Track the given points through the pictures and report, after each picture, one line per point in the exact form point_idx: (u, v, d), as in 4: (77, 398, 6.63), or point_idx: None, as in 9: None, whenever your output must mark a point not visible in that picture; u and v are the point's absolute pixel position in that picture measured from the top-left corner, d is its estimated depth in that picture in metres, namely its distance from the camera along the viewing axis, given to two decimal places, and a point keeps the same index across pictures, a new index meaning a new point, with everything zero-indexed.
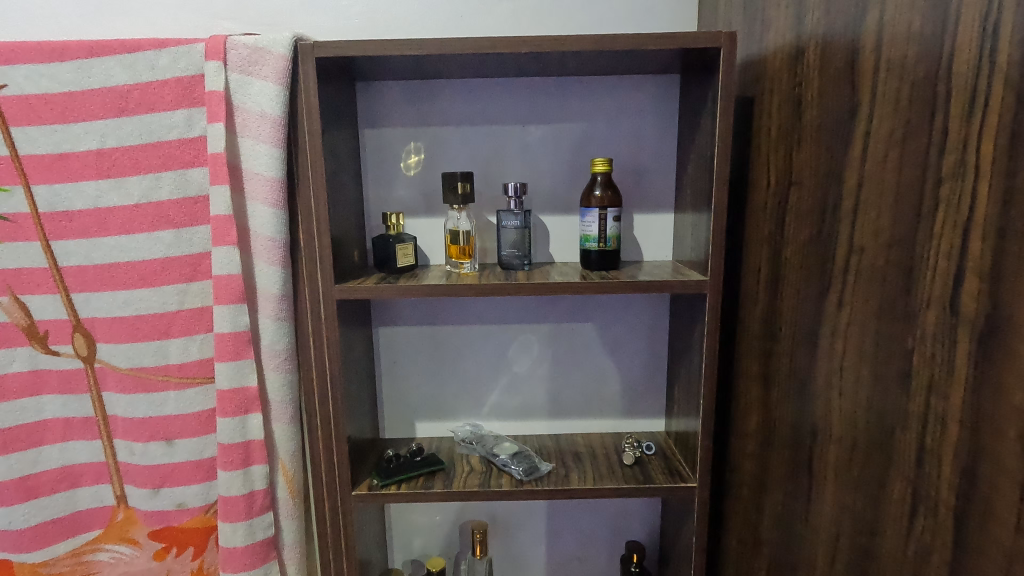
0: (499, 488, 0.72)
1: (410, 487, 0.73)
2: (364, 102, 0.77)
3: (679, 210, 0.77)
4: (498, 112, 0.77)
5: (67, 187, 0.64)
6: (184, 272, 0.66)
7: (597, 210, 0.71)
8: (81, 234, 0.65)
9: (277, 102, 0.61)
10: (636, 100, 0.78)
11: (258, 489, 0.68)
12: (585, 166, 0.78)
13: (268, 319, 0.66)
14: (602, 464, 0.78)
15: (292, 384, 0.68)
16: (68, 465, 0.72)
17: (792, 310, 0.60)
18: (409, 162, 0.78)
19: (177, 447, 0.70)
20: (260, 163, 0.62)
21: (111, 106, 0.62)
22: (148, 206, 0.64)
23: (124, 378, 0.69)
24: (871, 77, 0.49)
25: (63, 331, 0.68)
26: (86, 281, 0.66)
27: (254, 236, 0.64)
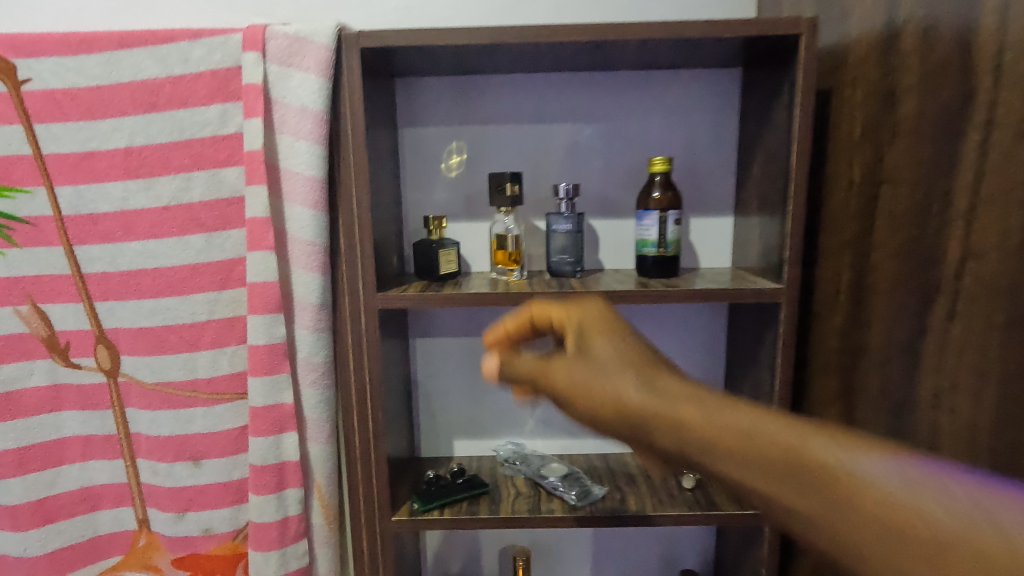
0: (551, 515, 0.66)
1: (454, 512, 0.67)
2: (403, 99, 0.72)
3: (741, 214, 0.72)
4: (546, 110, 0.72)
5: (92, 188, 0.60)
6: (215, 279, 0.61)
7: (657, 213, 0.65)
8: (107, 239, 0.61)
9: (319, 96, 0.56)
10: (694, 97, 0.72)
11: (292, 514, 0.63)
12: (638, 167, 0.73)
13: (305, 331, 0.61)
14: (660, 488, 0.71)
15: (329, 400, 0.63)
16: (88, 486, 0.67)
17: (886, 322, 0.54)
18: (450, 162, 0.73)
19: (204, 468, 0.65)
20: (299, 161, 0.58)
21: (140, 101, 0.58)
22: (178, 209, 0.60)
23: (149, 394, 0.64)
24: (990, 62, 0.43)
25: (85, 343, 0.64)
26: (111, 290, 0.62)
27: (292, 240, 0.59)
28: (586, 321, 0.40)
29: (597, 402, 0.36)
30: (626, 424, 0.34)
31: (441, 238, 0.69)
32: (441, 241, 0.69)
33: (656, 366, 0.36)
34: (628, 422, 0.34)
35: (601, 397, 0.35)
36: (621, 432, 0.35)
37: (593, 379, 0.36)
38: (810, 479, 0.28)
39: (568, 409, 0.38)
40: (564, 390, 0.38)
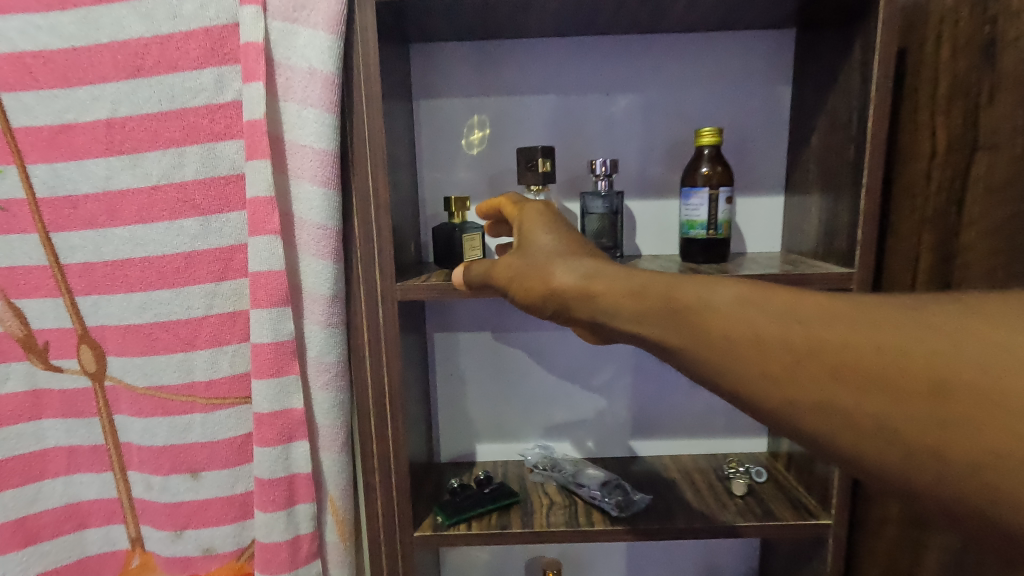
0: (591, 527, 0.59)
1: (483, 527, 0.60)
2: (419, 67, 0.65)
3: (795, 192, 0.65)
4: (579, 79, 0.65)
5: (70, 166, 0.53)
6: (213, 269, 0.54)
7: (706, 190, 0.58)
8: (89, 225, 0.54)
9: (330, 56, 0.49)
10: (741, 61, 0.65)
11: (303, 533, 0.56)
12: (680, 141, 0.66)
13: (316, 326, 0.54)
14: (707, 495, 0.65)
15: (344, 404, 0.56)
16: (75, 502, 0.61)
17: None
18: (471, 138, 0.66)
19: (203, 481, 0.58)
20: (307, 133, 0.51)
21: (123, 65, 0.50)
22: (169, 189, 0.53)
23: (141, 399, 0.57)
24: None
25: (67, 342, 0.57)
26: (95, 283, 0.55)
27: (300, 224, 0.52)
28: (527, 220, 0.46)
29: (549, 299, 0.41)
30: (590, 308, 0.39)
31: (464, 221, 0.61)
32: (464, 225, 0.61)
33: (592, 254, 0.41)
34: (580, 305, 0.40)
35: (541, 288, 0.41)
36: (567, 316, 0.41)
37: (544, 271, 0.42)
38: (682, 316, 0.35)
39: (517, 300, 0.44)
40: (510, 282, 0.44)
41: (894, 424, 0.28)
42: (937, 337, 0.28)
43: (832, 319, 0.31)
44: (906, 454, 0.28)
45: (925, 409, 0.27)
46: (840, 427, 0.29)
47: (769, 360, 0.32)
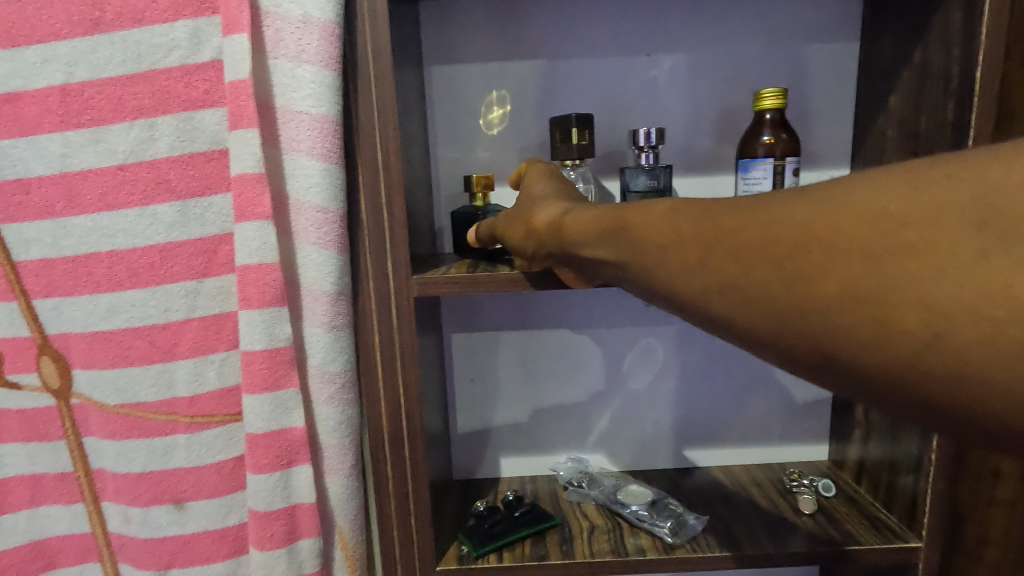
0: (643, 557, 0.50)
1: (516, 558, 0.51)
2: (430, 28, 0.56)
3: (867, 164, 0.56)
4: (614, 37, 0.57)
5: (20, 144, 0.44)
6: (194, 264, 0.46)
7: (771, 161, 0.50)
8: (44, 214, 0.45)
9: (330, 2, 0.41)
10: (801, 14, 0.56)
11: (307, 572, 0.48)
12: (731, 108, 0.57)
13: (318, 329, 0.45)
14: (771, 514, 0.56)
15: (352, 420, 0.48)
16: (41, 538, 0.52)
17: None
18: (491, 117, 0.58)
19: (189, 513, 0.50)
20: (303, 96, 0.42)
21: (79, 18, 0.42)
22: (138, 169, 0.44)
23: (113, 419, 0.48)
24: None
25: (26, 354, 0.48)
26: (55, 283, 0.46)
27: (297, 206, 0.44)
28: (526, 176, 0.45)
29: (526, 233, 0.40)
30: (553, 236, 0.38)
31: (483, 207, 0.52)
32: (486, 209, 0.53)
33: (571, 196, 0.40)
34: (549, 232, 0.38)
35: (520, 229, 0.41)
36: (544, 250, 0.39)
37: (526, 205, 0.41)
38: (612, 231, 0.33)
39: (511, 242, 0.42)
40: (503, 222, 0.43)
41: (802, 297, 0.25)
42: (827, 198, 0.25)
43: (738, 207, 0.28)
44: (800, 322, 0.25)
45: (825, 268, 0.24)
46: (756, 313, 0.26)
47: (666, 256, 0.30)
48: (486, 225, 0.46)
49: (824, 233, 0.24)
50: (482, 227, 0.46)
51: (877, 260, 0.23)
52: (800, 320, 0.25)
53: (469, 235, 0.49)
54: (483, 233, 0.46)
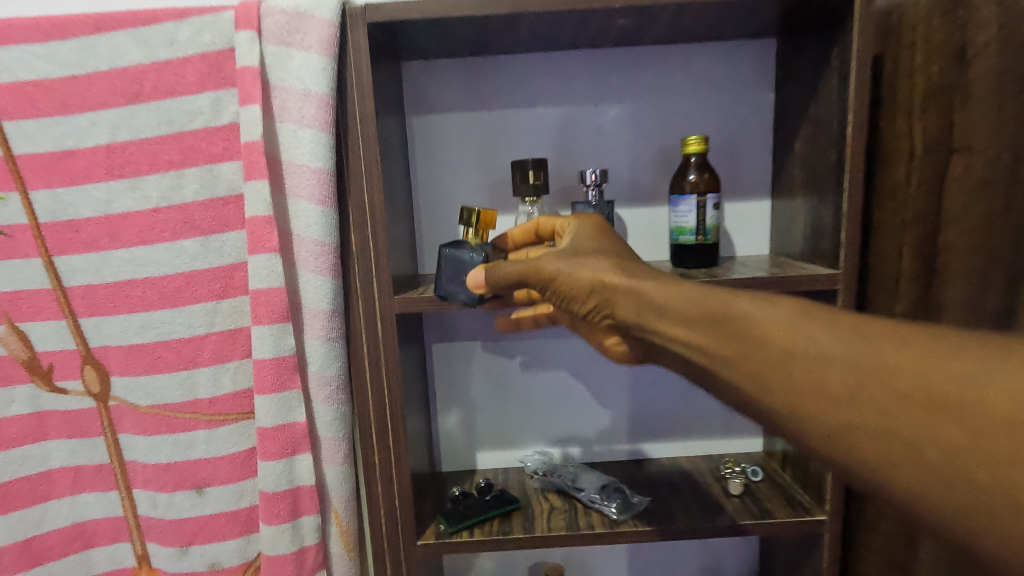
0: (592, 531, 0.59)
1: (485, 533, 0.61)
2: (411, 84, 0.66)
3: (782, 195, 0.66)
4: (567, 91, 0.67)
5: (71, 191, 0.54)
6: (214, 288, 0.55)
7: (694, 197, 0.60)
8: (90, 248, 0.55)
9: (325, 78, 0.51)
10: (725, 70, 0.67)
11: (308, 545, 0.57)
12: (667, 150, 0.68)
13: (316, 341, 0.55)
14: (705, 496, 0.66)
15: (346, 416, 0.57)
16: (80, 521, 0.61)
17: (963, 303, 0.49)
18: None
19: (208, 497, 0.59)
20: (304, 152, 0.52)
21: (122, 91, 0.52)
22: (168, 211, 0.54)
23: (144, 418, 0.58)
24: None
25: (71, 364, 0.57)
26: (97, 304, 0.56)
27: (299, 241, 0.53)
28: (579, 230, 0.50)
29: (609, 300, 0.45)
30: (637, 305, 0.43)
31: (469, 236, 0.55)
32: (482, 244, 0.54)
33: (637, 260, 0.46)
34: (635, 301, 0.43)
35: (586, 280, 0.45)
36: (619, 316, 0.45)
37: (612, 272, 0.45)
38: (727, 328, 0.39)
39: (579, 299, 0.47)
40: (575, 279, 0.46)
41: (903, 438, 0.31)
42: (950, 366, 0.30)
43: (870, 338, 0.34)
44: (887, 451, 0.31)
45: (932, 425, 0.30)
46: (862, 439, 0.32)
47: (780, 363, 0.36)
48: (517, 266, 0.48)
49: (929, 390, 0.30)
50: (510, 265, 0.48)
51: (967, 429, 0.29)
52: (896, 457, 0.31)
53: (480, 275, 0.50)
54: (514, 269, 0.48)
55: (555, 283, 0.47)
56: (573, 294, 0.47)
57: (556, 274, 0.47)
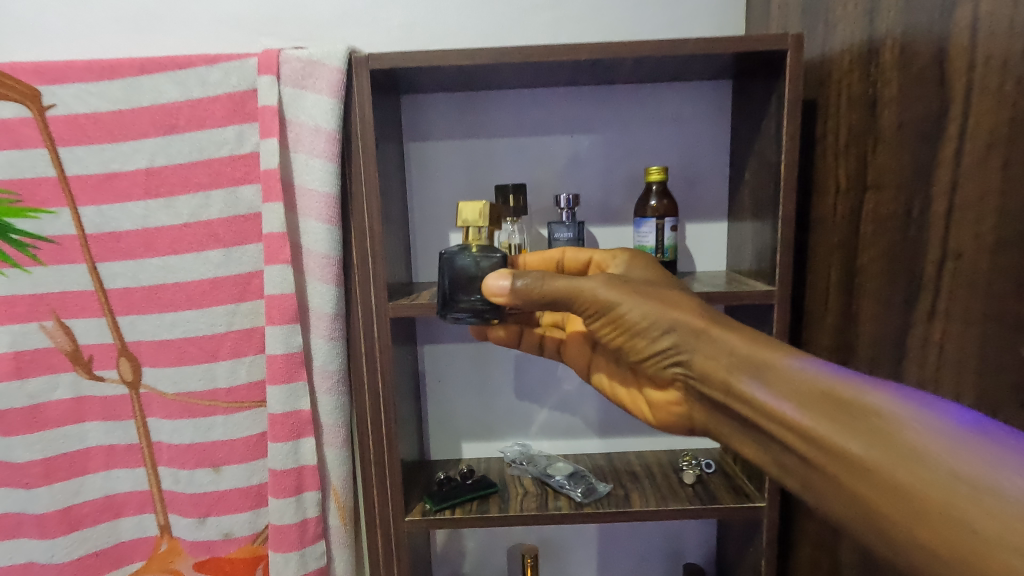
0: (558, 511, 0.68)
1: (465, 512, 0.69)
2: (409, 114, 0.75)
3: (735, 218, 0.75)
4: (547, 123, 0.75)
5: (114, 207, 0.62)
6: (234, 292, 0.64)
7: (653, 219, 0.68)
8: (128, 256, 0.63)
9: (333, 116, 0.59)
10: (687, 106, 0.75)
11: (310, 516, 0.66)
12: (635, 176, 0.76)
13: (321, 339, 0.64)
14: (662, 484, 0.74)
15: (344, 406, 0.66)
16: (111, 494, 0.69)
17: (873, 319, 0.57)
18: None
19: (224, 474, 0.67)
20: (313, 178, 0.61)
21: (160, 123, 0.61)
22: (197, 226, 0.63)
23: (170, 404, 0.66)
24: (964, 75, 0.46)
25: (108, 355, 0.66)
26: (133, 304, 0.65)
27: (307, 253, 0.62)
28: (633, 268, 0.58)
29: (694, 349, 0.48)
30: (722, 360, 0.46)
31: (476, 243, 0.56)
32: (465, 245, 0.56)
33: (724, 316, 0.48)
34: (722, 356, 0.46)
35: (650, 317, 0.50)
36: (698, 364, 0.48)
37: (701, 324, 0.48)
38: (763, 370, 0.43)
39: (653, 342, 0.50)
40: (660, 325, 0.49)
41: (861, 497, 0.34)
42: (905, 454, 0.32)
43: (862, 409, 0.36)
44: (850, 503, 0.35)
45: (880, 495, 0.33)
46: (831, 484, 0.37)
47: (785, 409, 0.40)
48: (569, 282, 0.50)
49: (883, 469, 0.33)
50: (558, 282, 0.50)
51: (904, 512, 0.32)
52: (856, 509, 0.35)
53: (519, 284, 0.50)
54: (569, 289, 0.50)
55: (631, 322, 0.50)
56: (651, 338, 0.50)
57: (637, 316, 0.50)
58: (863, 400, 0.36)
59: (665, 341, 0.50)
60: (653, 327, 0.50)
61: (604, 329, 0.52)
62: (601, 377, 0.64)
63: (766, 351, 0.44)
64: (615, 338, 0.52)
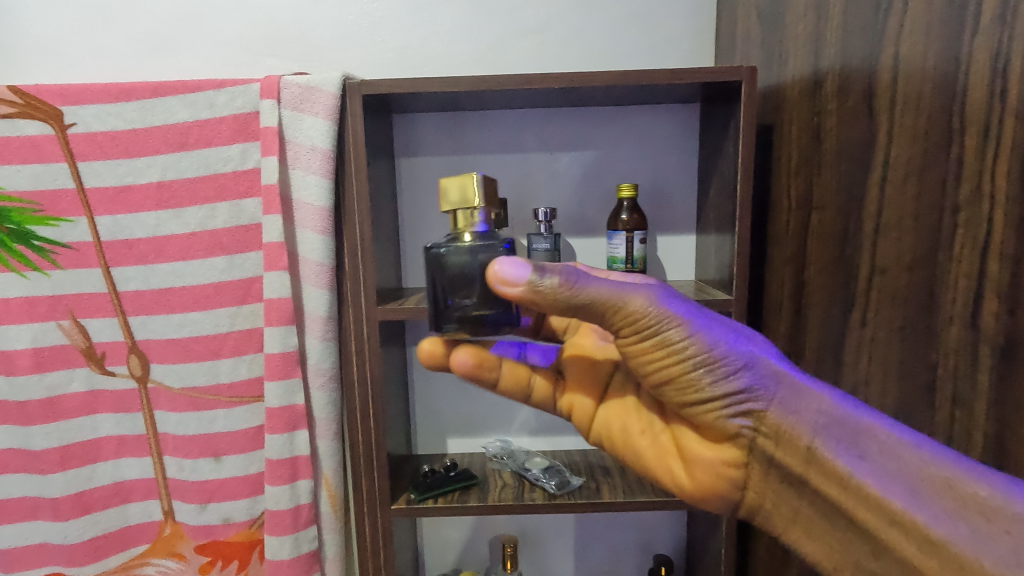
0: (533, 501, 0.73)
1: (447, 501, 0.74)
2: (400, 131, 0.81)
3: (702, 231, 0.80)
4: (528, 141, 0.81)
5: (128, 217, 0.68)
6: (236, 295, 0.70)
7: (624, 233, 0.74)
8: (140, 261, 0.69)
9: (328, 137, 0.65)
10: (658, 127, 0.81)
11: (303, 503, 0.71)
12: (610, 191, 0.82)
13: (315, 340, 0.69)
14: (632, 478, 0.79)
15: (336, 401, 0.72)
16: (120, 481, 0.75)
17: (818, 326, 0.63)
18: None
19: (225, 463, 0.73)
20: (310, 193, 0.67)
21: (171, 141, 0.67)
22: (203, 234, 0.68)
23: (176, 397, 0.72)
24: (887, 109, 0.51)
25: (119, 352, 0.72)
26: (143, 305, 0.70)
27: (304, 261, 0.68)
28: None
29: (772, 408, 0.46)
30: (809, 427, 0.45)
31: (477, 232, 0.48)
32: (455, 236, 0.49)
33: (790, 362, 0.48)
34: (809, 422, 0.45)
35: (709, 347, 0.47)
36: (774, 425, 0.46)
37: (786, 384, 0.46)
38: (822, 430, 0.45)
39: (725, 399, 0.46)
40: (743, 380, 0.45)
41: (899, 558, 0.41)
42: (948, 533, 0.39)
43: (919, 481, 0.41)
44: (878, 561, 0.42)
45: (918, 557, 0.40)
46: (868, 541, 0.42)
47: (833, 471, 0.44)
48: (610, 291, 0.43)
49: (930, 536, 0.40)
50: (601, 289, 0.42)
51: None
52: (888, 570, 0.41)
53: (542, 279, 0.41)
54: (621, 309, 0.43)
55: (705, 372, 0.45)
56: (725, 392, 0.45)
57: (720, 367, 0.45)
58: (969, 496, 0.39)
59: (739, 399, 0.45)
60: (735, 381, 0.45)
61: (662, 367, 0.46)
62: (614, 426, 0.55)
63: (857, 422, 0.44)
64: (674, 383, 0.46)
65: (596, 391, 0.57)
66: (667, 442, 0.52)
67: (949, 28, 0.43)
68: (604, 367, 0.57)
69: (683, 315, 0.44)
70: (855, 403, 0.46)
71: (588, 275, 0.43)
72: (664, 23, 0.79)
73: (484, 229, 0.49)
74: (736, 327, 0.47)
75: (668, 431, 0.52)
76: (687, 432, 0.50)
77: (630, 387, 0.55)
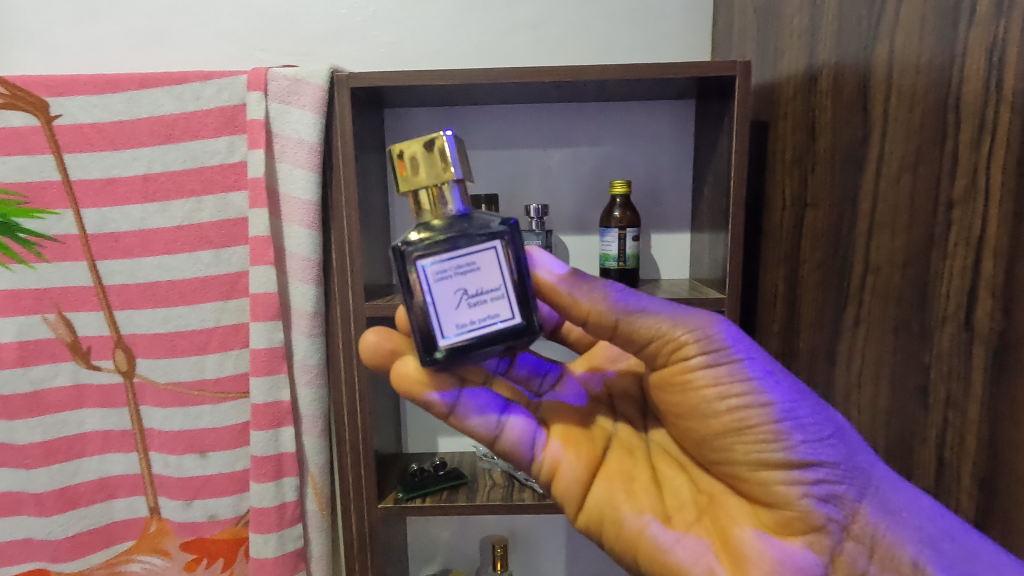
0: (522, 501, 0.72)
1: (435, 500, 0.73)
2: (393, 126, 0.80)
3: (696, 229, 0.79)
4: (521, 137, 0.80)
5: (114, 210, 0.68)
6: (222, 290, 0.69)
7: (616, 230, 0.73)
8: (125, 254, 0.69)
9: (315, 130, 0.65)
10: (653, 124, 0.80)
11: (289, 500, 0.70)
12: (604, 189, 0.81)
13: (302, 336, 0.68)
14: None
15: (323, 398, 0.71)
16: (105, 476, 0.74)
17: (812, 326, 0.62)
18: None
19: (211, 459, 0.72)
20: (297, 187, 0.66)
21: (158, 133, 0.66)
22: (189, 228, 0.68)
23: (162, 393, 0.72)
24: (882, 103, 0.50)
25: (105, 346, 0.71)
26: (129, 299, 0.70)
27: (291, 257, 0.67)
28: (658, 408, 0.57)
29: (861, 509, 0.43)
30: (911, 542, 0.43)
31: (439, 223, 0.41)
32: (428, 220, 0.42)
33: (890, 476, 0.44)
34: (907, 536, 0.43)
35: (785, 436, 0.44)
36: (864, 532, 0.43)
37: (876, 489, 0.43)
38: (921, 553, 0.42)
39: (804, 486, 0.42)
40: (834, 464, 0.43)
41: None
42: None
43: None
44: None
45: None
46: None
47: None
48: (660, 324, 0.41)
49: None
50: (656, 323, 0.41)
51: None
52: None
53: (575, 294, 0.41)
54: (683, 351, 0.42)
55: (787, 449, 0.42)
56: (804, 477, 0.42)
57: (804, 445, 0.42)
58: None
59: (821, 485, 0.42)
60: (818, 464, 0.42)
61: (735, 435, 0.43)
62: (620, 504, 0.44)
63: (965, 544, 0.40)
64: (745, 455, 0.43)
65: (592, 455, 0.47)
66: (706, 532, 0.44)
67: (944, 21, 0.42)
68: (597, 432, 0.50)
69: (766, 385, 0.42)
70: (959, 524, 0.41)
71: (637, 299, 0.42)
72: (659, 20, 0.78)
73: (458, 215, 0.42)
74: (824, 404, 0.44)
75: (704, 519, 0.44)
76: (739, 521, 0.43)
77: (639, 459, 0.49)
